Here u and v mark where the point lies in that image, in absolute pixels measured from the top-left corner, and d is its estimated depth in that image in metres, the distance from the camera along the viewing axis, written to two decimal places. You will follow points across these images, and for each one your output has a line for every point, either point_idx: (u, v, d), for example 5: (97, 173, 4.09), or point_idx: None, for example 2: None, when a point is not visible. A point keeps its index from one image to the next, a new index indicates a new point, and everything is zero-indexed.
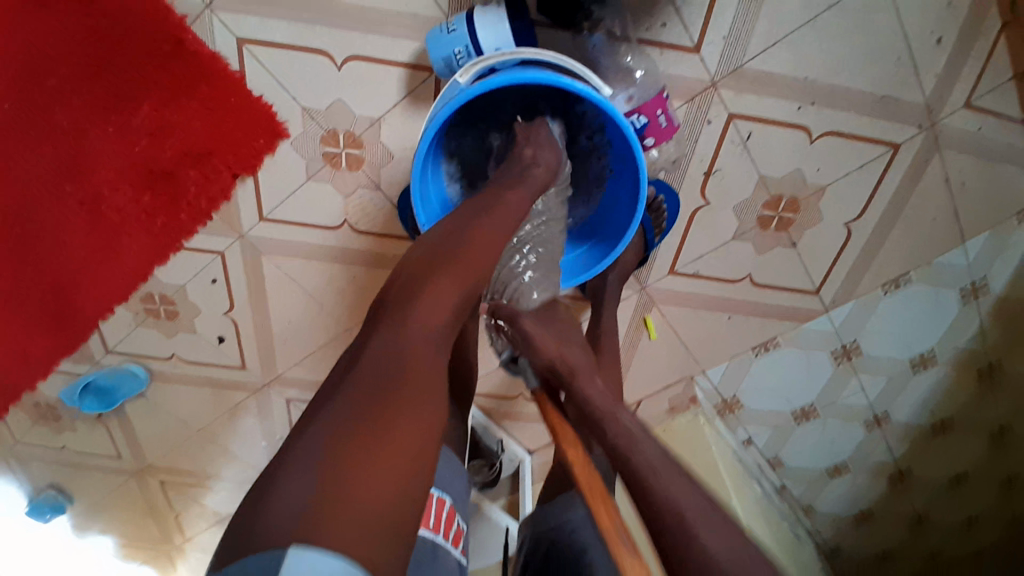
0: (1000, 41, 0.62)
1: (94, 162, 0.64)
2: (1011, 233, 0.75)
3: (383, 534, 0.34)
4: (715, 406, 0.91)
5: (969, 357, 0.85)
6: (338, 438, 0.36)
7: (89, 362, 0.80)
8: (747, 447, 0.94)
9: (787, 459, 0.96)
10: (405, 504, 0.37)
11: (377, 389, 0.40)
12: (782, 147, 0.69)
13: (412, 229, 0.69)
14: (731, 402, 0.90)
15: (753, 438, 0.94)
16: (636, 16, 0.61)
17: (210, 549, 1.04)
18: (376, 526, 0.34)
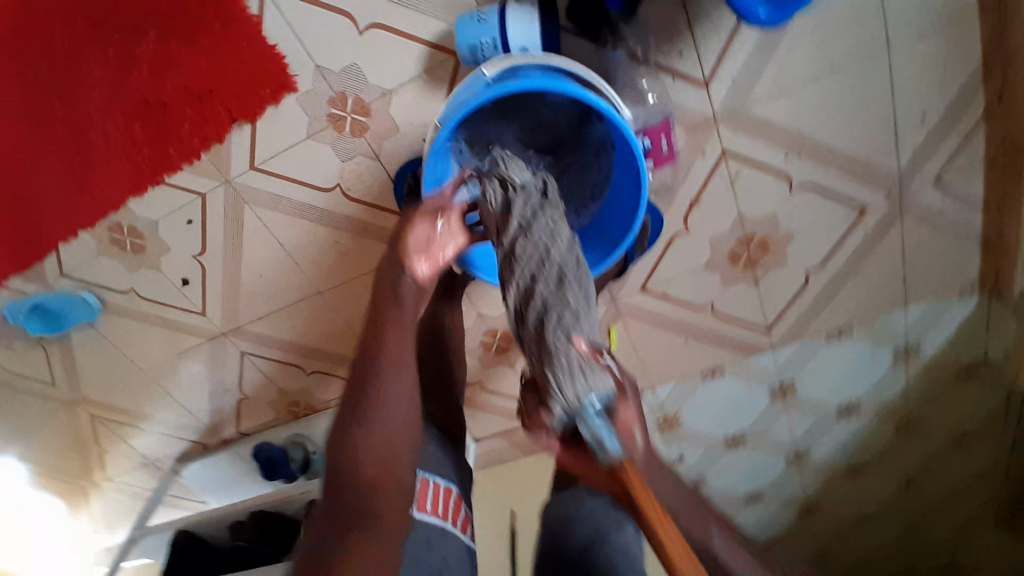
0: (978, 129, 0.68)
1: (83, 82, 0.61)
2: (947, 303, 0.82)
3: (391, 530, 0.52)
4: (657, 420, 0.95)
5: (890, 411, 0.94)
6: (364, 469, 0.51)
7: (38, 283, 0.77)
8: (678, 463, 1.00)
9: (712, 479, 1.02)
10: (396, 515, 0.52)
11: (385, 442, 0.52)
12: (765, 190, 0.73)
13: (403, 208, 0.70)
14: (672, 419, 0.95)
15: (685, 456, 0.99)
16: (656, 42, 0.63)
17: (130, 490, 1.03)
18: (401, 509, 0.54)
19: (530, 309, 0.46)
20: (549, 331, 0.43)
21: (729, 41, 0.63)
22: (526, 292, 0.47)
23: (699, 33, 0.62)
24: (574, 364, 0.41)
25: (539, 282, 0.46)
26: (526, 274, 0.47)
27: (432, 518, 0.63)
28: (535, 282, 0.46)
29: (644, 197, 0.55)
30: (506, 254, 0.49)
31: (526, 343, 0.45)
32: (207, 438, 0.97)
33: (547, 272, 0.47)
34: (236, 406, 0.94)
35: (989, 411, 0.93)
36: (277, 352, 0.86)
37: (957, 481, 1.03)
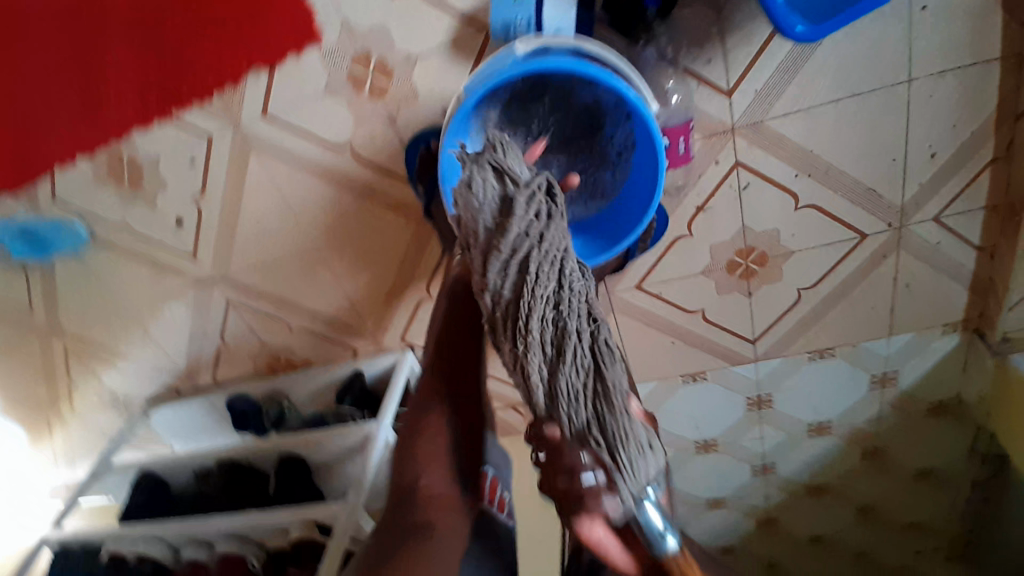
0: (986, 171, 0.69)
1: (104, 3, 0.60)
2: (929, 339, 0.85)
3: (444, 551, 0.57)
4: None
5: (859, 436, 0.97)
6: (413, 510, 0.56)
7: (27, 205, 0.75)
8: None
9: (677, 481, 1.04)
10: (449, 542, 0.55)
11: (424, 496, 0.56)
12: (770, 205, 0.73)
13: (413, 179, 0.71)
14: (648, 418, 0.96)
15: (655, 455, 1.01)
16: (688, 44, 0.62)
17: (96, 429, 1.03)
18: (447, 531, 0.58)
19: (571, 375, 0.41)
20: (609, 406, 0.40)
21: (758, 54, 0.62)
22: (565, 354, 0.41)
23: (730, 42, 0.62)
24: (638, 453, 0.40)
25: (579, 342, 0.42)
26: (559, 329, 0.42)
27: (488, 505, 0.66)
28: (573, 340, 0.41)
29: (657, 200, 0.57)
30: (528, 291, 0.42)
31: (571, 416, 0.41)
32: (181, 384, 0.97)
33: (580, 323, 0.43)
34: (215, 355, 0.92)
35: (958, 452, 0.97)
36: (264, 305, 0.85)
37: (913, 513, 1.07)
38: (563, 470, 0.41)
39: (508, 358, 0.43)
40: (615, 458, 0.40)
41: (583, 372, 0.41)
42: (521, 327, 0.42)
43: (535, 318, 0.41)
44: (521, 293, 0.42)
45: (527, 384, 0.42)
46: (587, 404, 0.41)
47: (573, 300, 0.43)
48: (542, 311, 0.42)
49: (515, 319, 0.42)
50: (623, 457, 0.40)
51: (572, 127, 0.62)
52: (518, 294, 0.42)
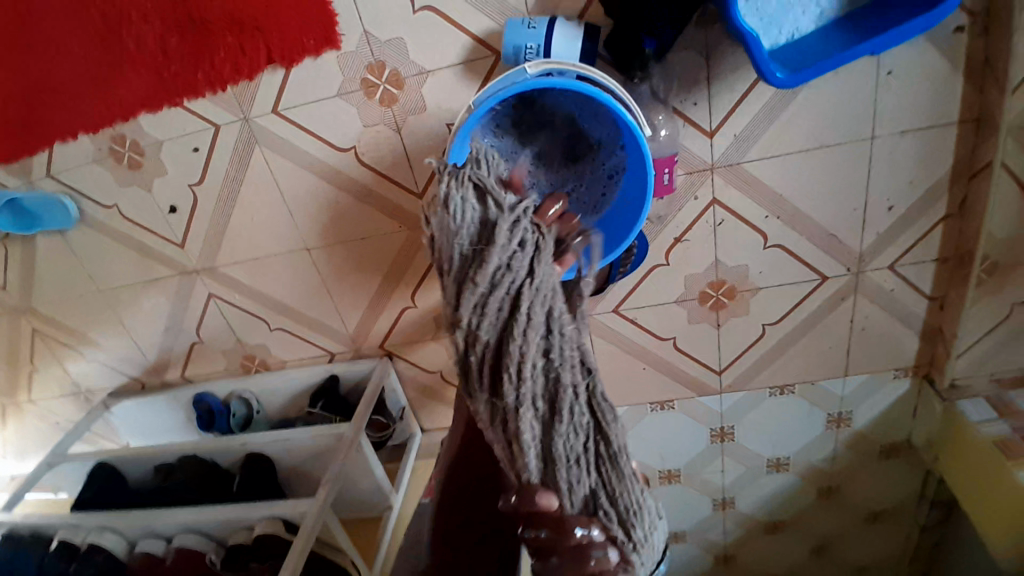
0: (939, 225, 0.77)
1: None
2: (881, 381, 0.91)
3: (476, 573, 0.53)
4: None
5: (814, 475, 1.01)
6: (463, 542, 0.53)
7: (22, 179, 0.76)
8: None
9: None
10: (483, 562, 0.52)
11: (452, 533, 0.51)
12: (744, 242, 0.79)
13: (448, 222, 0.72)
14: None
15: None
16: (678, 86, 0.68)
17: (51, 419, 1.01)
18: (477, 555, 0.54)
19: (571, 435, 0.38)
20: (614, 471, 0.38)
21: (740, 101, 0.69)
22: (559, 410, 0.38)
23: (716, 87, 0.68)
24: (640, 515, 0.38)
25: (576, 398, 0.38)
26: (553, 382, 0.38)
27: None
28: (568, 395, 0.38)
29: (639, 226, 0.63)
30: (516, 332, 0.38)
31: (571, 486, 0.38)
32: (146, 378, 0.95)
33: (575, 376, 0.39)
34: (187, 351, 0.92)
35: (908, 493, 1.02)
36: (245, 301, 0.86)
37: (862, 556, 1.11)
38: (564, 551, 0.37)
39: (485, 414, 0.39)
40: (625, 528, 0.38)
41: (582, 432, 0.38)
42: (512, 381, 0.38)
43: (526, 366, 0.38)
44: (517, 343, 0.38)
45: (516, 448, 0.38)
46: (578, 460, 0.38)
47: (565, 349, 0.39)
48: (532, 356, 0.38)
49: (502, 367, 0.38)
50: (635, 528, 0.38)
51: (563, 150, 0.66)
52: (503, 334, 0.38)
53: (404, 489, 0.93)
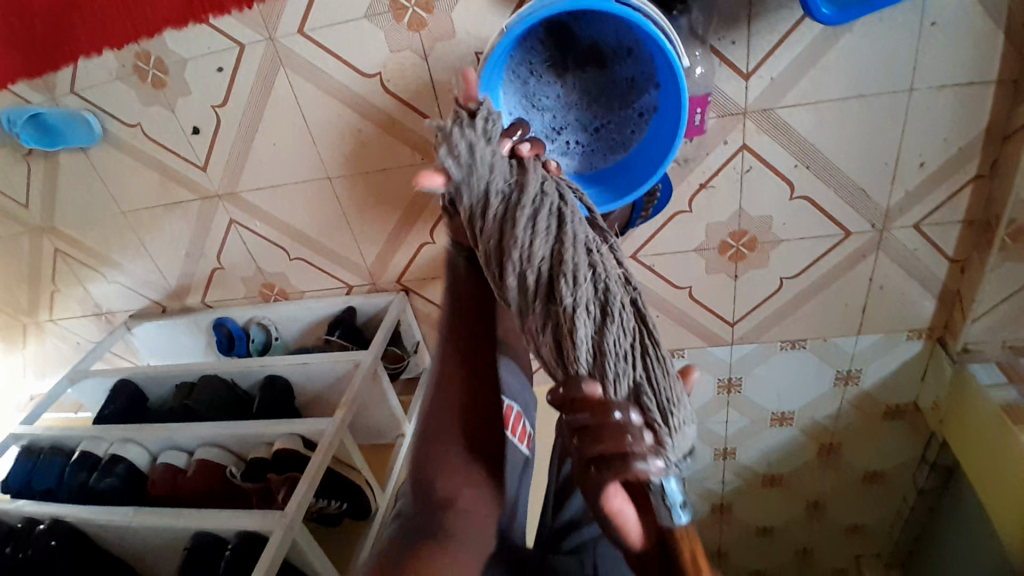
0: (971, 183, 0.74)
1: None
2: (894, 341, 0.91)
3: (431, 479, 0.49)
4: None
5: (817, 430, 1.03)
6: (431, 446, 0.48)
7: (45, 94, 0.75)
8: None
9: None
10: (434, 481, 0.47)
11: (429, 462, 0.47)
12: (769, 192, 0.78)
13: None
14: None
15: None
16: (716, 23, 0.66)
17: (72, 340, 1.03)
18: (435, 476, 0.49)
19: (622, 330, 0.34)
20: (659, 365, 0.34)
21: (778, 43, 0.66)
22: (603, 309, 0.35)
23: (755, 27, 0.66)
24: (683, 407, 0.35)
25: (624, 304, 0.35)
26: (602, 290, 0.35)
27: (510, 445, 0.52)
28: (617, 298, 0.35)
29: (665, 167, 0.62)
30: (544, 241, 0.36)
31: (616, 378, 0.34)
32: (166, 303, 0.97)
33: (619, 284, 0.36)
34: (207, 277, 0.93)
35: (908, 456, 1.03)
36: (266, 229, 0.86)
37: (857, 515, 1.14)
38: (607, 432, 0.33)
39: (535, 322, 0.36)
40: (664, 413, 0.34)
41: (629, 333, 0.35)
42: (568, 281, 0.35)
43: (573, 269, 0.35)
44: (524, 233, 0.36)
45: (567, 345, 0.34)
46: (620, 361, 0.34)
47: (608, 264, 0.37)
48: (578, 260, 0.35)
49: (509, 255, 0.36)
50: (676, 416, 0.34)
51: (599, 87, 0.64)
52: (507, 234, 0.36)
53: None
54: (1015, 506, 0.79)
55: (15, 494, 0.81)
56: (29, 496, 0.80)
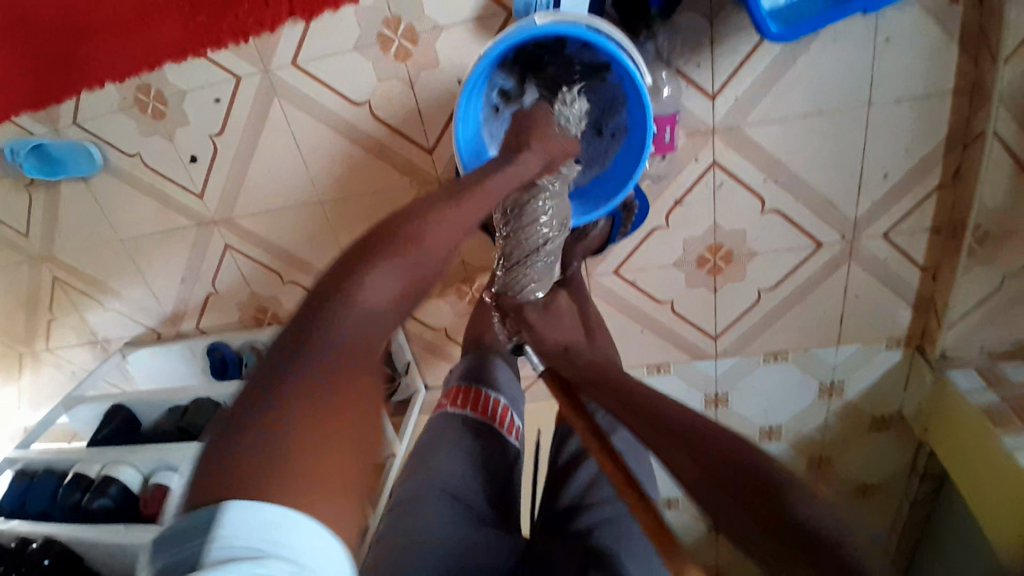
0: (932, 192, 0.78)
1: None
2: (874, 350, 0.93)
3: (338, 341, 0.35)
4: None
5: (807, 444, 1.04)
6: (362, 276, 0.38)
7: (47, 126, 0.79)
8: None
9: None
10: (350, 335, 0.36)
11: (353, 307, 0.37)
12: (741, 206, 0.81)
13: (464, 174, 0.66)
14: None
15: None
16: (681, 48, 0.71)
17: (66, 368, 1.04)
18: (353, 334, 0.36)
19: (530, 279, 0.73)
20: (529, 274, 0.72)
21: (740, 65, 0.71)
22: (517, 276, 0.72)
23: (718, 51, 0.71)
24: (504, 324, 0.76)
25: (537, 256, 0.71)
26: (536, 245, 0.69)
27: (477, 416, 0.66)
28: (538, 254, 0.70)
29: (635, 181, 0.65)
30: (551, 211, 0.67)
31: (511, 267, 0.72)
32: (162, 328, 0.99)
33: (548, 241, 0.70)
34: (201, 302, 0.95)
35: (899, 465, 1.03)
36: (260, 253, 0.89)
37: None
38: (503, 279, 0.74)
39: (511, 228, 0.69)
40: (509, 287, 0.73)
41: (531, 264, 0.72)
42: (532, 233, 0.68)
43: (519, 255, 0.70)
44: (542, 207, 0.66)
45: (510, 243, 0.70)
46: (514, 266, 0.72)
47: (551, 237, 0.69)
48: (539, 239, 0.69)
49: (536, 205, 0.66)
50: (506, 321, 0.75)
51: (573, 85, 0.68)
52: (534, 203, 0.66)
53: (409, 441, 0.97)
54: (1003, 494, 0.77)
55: (10, 516, 0.82)
56: (23, 517, 0.81)
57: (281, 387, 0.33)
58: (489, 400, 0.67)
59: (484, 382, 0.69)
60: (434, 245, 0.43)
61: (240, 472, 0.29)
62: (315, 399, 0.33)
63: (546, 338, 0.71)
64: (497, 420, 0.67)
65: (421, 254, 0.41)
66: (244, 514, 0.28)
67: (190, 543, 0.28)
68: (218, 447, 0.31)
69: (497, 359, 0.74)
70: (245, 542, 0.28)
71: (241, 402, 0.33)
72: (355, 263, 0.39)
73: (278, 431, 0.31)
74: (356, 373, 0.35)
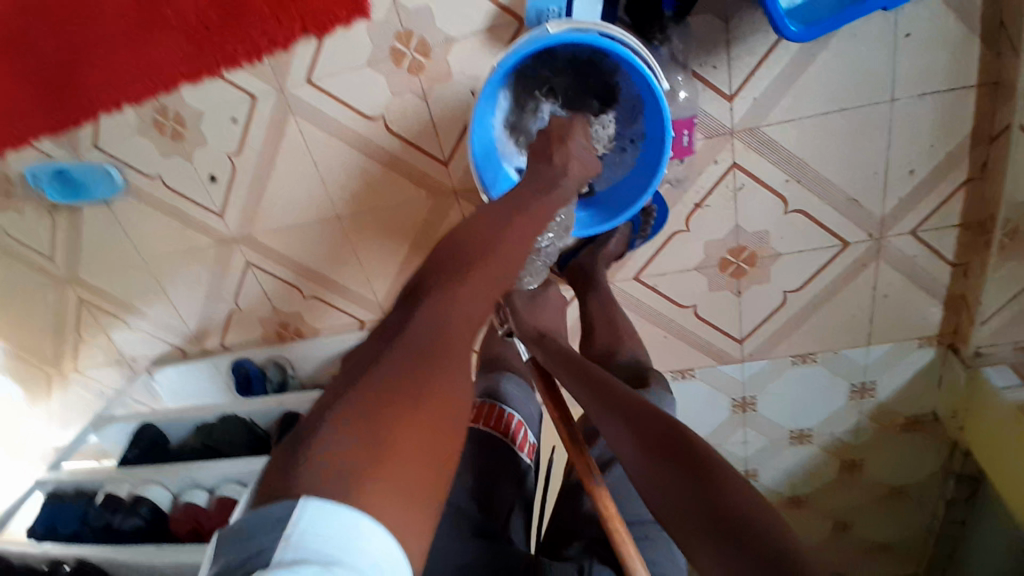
0: (962, 187, 0.76)
1: None
2: (906, 350, 0.90)
3: (432, 332, 0.40)
4: None
5: (837, 448, 1.01)
6: (453, 276, 0.44)
7: (68, 150, 0.81)
8: None
9: None
10: (445, 325, 0.41)
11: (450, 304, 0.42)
12: (763, 207, 0.80)
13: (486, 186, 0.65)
14: None
15: None
16: (697, 50, 0.70)
17: (94, 387, 1.06)
18: (451, 329, 0.41)
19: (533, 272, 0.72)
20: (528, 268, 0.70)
21: (757, 65, 0.70)
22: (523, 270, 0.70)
23: (735, 51, 0.69)
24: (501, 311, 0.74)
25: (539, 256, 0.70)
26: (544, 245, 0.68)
27: (492, 430, 0.64)
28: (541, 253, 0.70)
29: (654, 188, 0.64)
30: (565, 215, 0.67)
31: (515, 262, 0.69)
32: (186, 347, 1.00)
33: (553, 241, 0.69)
34: (224, 319, 0.96)
35: (933, 469, 1.00)
36: (280, 270, 0.89)
37: (890, 533, 1.10)
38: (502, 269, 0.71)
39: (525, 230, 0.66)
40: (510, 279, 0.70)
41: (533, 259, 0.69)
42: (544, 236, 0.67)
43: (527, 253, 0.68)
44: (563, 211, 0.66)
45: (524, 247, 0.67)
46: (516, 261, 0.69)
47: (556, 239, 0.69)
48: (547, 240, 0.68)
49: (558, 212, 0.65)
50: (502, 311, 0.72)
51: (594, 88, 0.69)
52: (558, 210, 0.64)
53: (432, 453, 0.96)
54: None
55: (42, 538, 0.83)
56: (54, 540, 0.82)
57: (351, 396, 0.36)
58: (506, 417, 0.66)
59: (500, 398, 0.67)
60: (507, 247, 0.49)
61: (336, 475, 0.32)
62: (381, 407, 0.35)
63: (526, 321, 0.69)
64: (513, 435, 0.65)
65: (500, 258, 0.47)
66: (325, 513, 0.30)
67: (265, 537, 0.30)
68: (291, 451, 0.34)
69: (513, 379, 0.71)
70: (320, 547, 0.29)
71: (315, 414, 0.36)
72: (449, 262, 0.45)
73: (365, 435, 0.34)
74: (447, 360, 0.40)
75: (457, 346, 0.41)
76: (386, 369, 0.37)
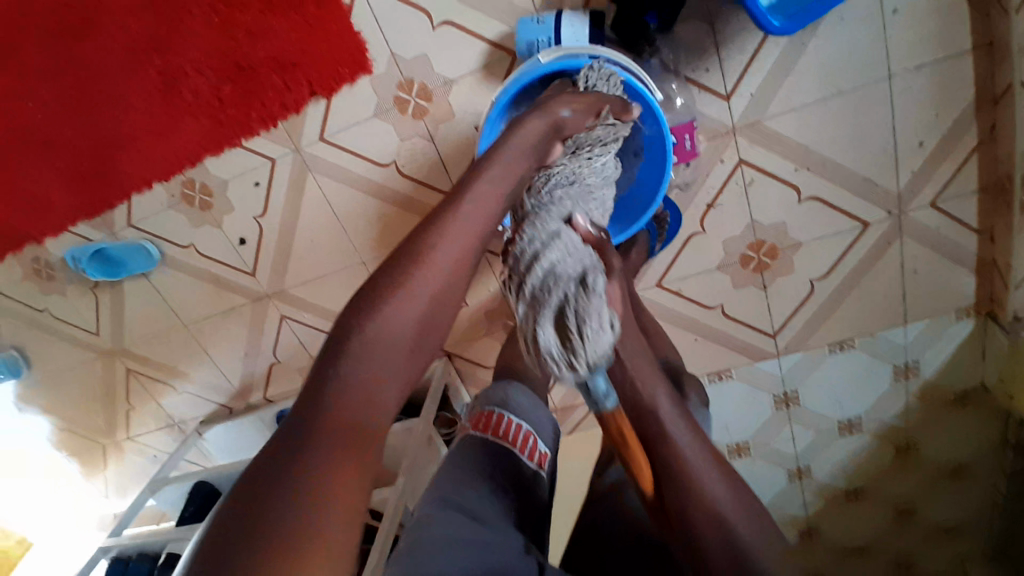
0: (975, 153, 0.75)
1: (178, 43, 0.72)
2: (944, 324, 0.89)
3: (383, 346, 0.40)
4: (728, 446, 1.01)
5: (891, 433, 0.98)
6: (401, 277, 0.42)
7: (106, 231, 0.86)
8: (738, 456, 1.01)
9: None
10: (396, 337, 0.40)
11: (407, 309, 0.41)
12: (776, 199, 0.80)
13: None
14: (741, 445, 1.00)
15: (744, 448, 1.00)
16: (687, 56, 0.72)
17: (148, 452, 1.10)
18: (398, 343, 0.41)
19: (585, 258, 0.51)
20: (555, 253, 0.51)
21: (749, 62, 0.71)
22: (565, 243, 0.51)
23: (725, 52, 0.71)
24: (573, 330, 0.44)
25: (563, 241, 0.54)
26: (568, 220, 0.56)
27: (499, 441, 0.62)
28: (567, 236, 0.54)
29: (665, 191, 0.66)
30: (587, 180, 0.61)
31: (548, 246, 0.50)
32: (232, 404, 1.04)
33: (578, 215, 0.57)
34: (265, 373, 1.00)
35: (989, 442, 0.97)
36: (314, 319, 0.93)
37: (956, 517, 1.04)
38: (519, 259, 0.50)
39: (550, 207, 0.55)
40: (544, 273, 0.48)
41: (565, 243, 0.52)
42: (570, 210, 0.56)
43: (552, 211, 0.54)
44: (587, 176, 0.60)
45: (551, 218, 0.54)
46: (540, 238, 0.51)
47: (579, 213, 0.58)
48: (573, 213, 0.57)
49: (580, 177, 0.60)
50: (576, 331, 0.44)
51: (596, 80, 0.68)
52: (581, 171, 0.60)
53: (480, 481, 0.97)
54: None
55: None
56: None
57: (320, 446, 0.36)
58: (511, 425, 0.64)
59: (506, 406, 0.65)
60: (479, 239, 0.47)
61: (287, 521, 0.32)
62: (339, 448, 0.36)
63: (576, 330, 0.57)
64: (520, 444, 0.63)
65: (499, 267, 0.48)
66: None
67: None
68: (258, 505, 0.33)
69: (520, 385, 0.68)
70: None
71: (277, 461, 0.35)
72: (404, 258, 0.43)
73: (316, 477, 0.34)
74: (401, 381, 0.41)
75: (403, 378, 0.41)
76: (340, 393, 0.38)
